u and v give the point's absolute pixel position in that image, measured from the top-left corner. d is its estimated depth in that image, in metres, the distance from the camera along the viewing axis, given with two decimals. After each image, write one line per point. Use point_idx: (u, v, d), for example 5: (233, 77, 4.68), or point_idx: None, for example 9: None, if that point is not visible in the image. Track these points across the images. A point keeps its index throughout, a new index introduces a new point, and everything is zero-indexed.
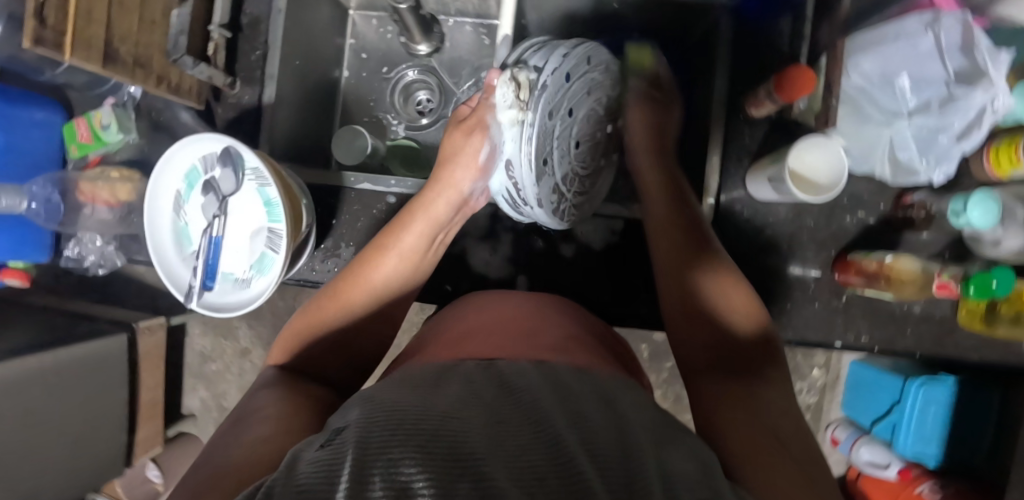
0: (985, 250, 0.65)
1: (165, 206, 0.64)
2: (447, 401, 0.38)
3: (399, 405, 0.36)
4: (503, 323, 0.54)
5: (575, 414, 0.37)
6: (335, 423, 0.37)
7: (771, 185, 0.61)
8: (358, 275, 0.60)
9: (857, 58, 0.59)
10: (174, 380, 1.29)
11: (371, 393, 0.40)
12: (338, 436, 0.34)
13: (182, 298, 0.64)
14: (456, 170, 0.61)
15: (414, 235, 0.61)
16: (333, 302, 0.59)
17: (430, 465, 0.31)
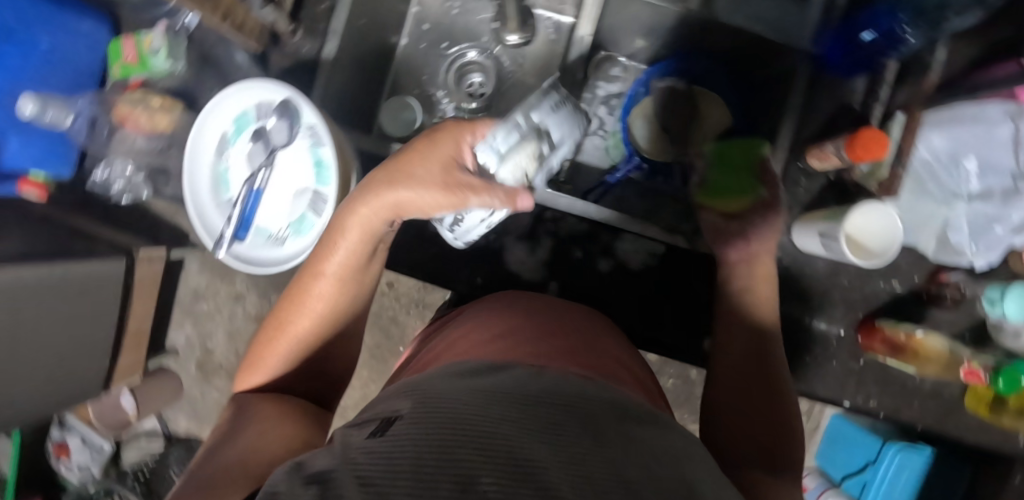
0: (1004, 340, 0.64)
1: (208, 148, 0.62)
2: (498, 401, 0.40)
3: (454, 405, 0.38)
4: (548, 324, 0.56)
5: (631, 436, 0.38)
6: (388, 413, 0.40)
7: (821, 240, 0.61)
8: (302, 294, 0.56)
9: (931, 132, 0.59)
10: (163, 312, 1.26)
11: (429, 386, 0.42)
12: (393, 430, 0.36)
13: (211, 245, 0.62)
14: (390, 189, 0.52)
15: (341, 252, 0.54)
16: (281, 329, 0.57)
17: (489, 466, 0.32)
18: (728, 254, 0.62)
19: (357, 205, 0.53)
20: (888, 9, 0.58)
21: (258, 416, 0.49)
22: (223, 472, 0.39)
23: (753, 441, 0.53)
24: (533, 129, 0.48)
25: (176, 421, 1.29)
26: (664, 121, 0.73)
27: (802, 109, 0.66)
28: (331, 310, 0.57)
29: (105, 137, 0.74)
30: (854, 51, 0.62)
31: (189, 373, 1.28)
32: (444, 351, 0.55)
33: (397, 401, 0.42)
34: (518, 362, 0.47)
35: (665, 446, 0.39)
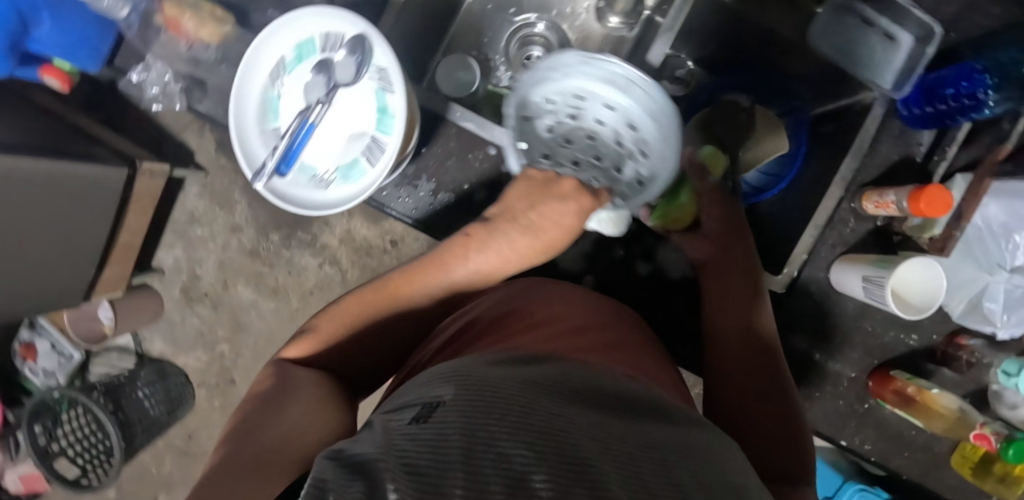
0: (1000, 408, 0.67)
1: (263, 69, 0.58)
2: (546, 396, 0.36)
3: (503, 392, 0.34)
4: (579, 315, 0.54)
5: (676, 446, 0.35)
6: (426, 396, 0.36)
7: (863, 284, 0.61)
8: (393, 290, 0.59)
9: (990, 200, 0.61)
10: (155, 229, 1.22)
11: (464, 370, 0.38)
12: (437, 415, 0.32)
13: (249, 174, 0.59)
14: (524, 238, 0.59)
15: (465, 272, 0.59)
16: (354, 316, 0.58)
17: (545, 465, 0.29)
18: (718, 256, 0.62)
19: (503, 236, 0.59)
20: (979, 70, 0.59)
21: (300, 394, 0.50)
22: (262, 461, 0.40)
23: (774, 446, 0.50)
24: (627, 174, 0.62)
25: (151, 341, 1.25)
26: (721, 134, 0.72)
27: (868, 148, 0.65)
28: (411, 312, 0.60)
29: (147, 34, 0.68)
30: (932, 104, 0.62)
31: (172, 296, 1.24)
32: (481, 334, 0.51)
33: (433, 384, 0.38)
34: (554, 358, 0.44)
35: (712, 455, 0.36)
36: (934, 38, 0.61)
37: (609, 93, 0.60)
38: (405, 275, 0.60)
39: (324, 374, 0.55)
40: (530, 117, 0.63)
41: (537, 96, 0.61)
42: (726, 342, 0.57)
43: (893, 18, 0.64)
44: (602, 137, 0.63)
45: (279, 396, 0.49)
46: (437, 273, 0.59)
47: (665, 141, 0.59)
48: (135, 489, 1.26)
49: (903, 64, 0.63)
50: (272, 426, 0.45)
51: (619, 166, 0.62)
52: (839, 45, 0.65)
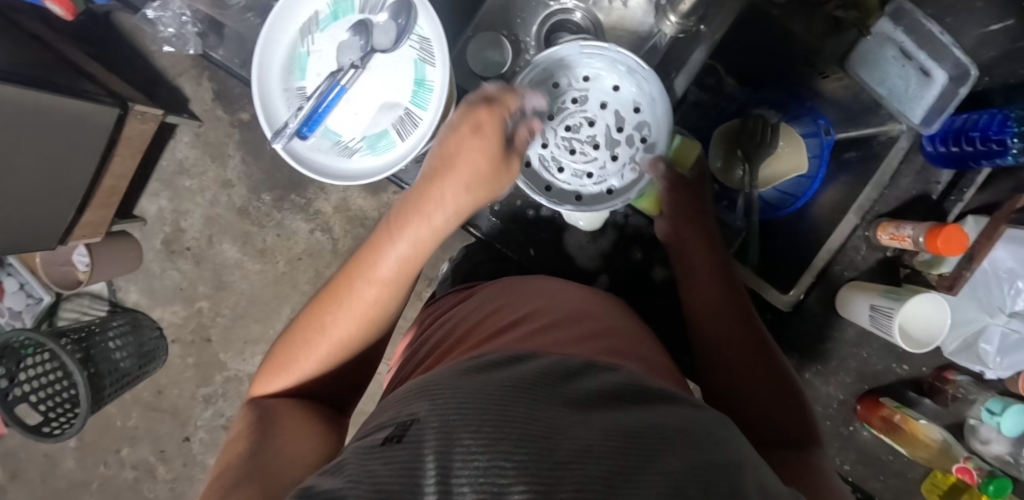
0: (974, 444, 0.69)
1: (295, 23, 0.53)
2: (524, 389, 0.34)
3: (478, 394, 0.32)
4: (562, 298, 0.53)
5: (662, 420, 0.33)
6: (401, 413, 0.34)
7: (871, 312, 0.63)
8: (342, 295, 0.52)
9: (1001, 245, 0.61)
10: (141, 176, 1.16)
11: (438, 379, 0.36)
12: (408, 437, 0.30)
13: (268, 135, 0.54)
14: (445, 182, 0.50)
15: (394, 259, 0.51)
16: (316, 332, 0.52)
17: (521, 473, 0.27)
18: (686, 239, 0.62)
19: (426, 211, 0.50)
20: (1011, 119, 0.59)
21: (271, 426, 0.48)
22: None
23: (779, 416, 0.51)
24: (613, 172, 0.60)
25: (126, 291, 1.20)
26: (743, 146, 0.72)
27: (889, 180, 0.66)
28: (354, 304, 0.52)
29: None
30: (958, 145, 0.63)
31: (153, 247, 1.19)
32: (472, 332, 0.48)
33: (408, 398, 0.36)
34: (536, 353, 0.41)
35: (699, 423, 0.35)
36: (969, 79, 0.62)
37: (617, 79, 0.58)
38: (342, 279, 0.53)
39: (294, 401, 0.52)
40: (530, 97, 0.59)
41: (539, 77, 0.59)
42: (709, 326, 0.57)
43: (931, 53, 0.65)
44: (600, 123, 0.60)
45: (249, 432, 0.48)
46: (371, 269, 0.51)
47: (663, 135, 0.58)
48: (96, 441, 1.22)
49: (934, 102, 0.64)
50: (242, 480, 0.41)
51: (614, 155, 0.60)
52: (875, 74, 0.65)
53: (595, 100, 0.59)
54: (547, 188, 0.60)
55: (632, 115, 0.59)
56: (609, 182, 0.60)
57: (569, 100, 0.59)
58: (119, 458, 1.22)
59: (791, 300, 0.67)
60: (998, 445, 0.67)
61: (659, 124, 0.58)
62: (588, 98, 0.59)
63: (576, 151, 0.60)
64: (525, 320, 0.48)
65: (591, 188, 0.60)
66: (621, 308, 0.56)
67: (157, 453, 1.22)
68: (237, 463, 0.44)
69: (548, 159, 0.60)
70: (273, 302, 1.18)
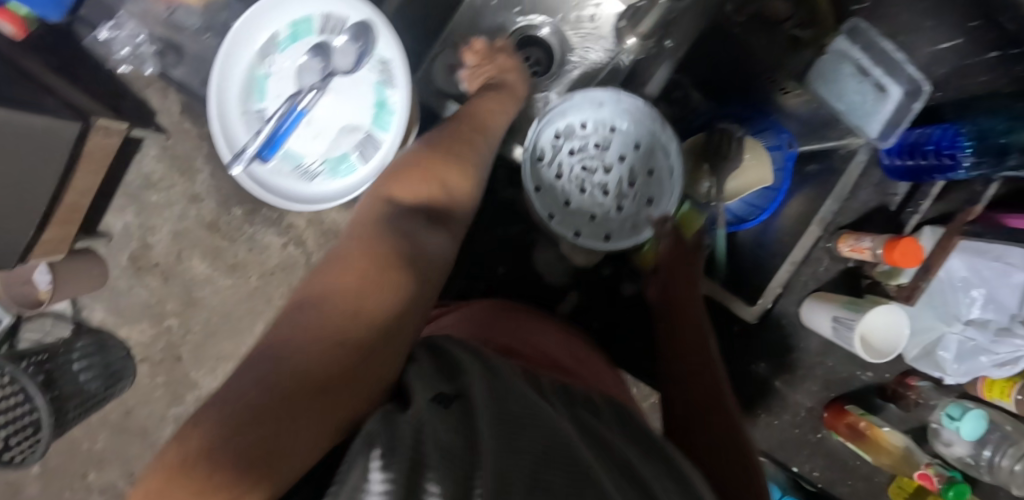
0: (938, 445, 0.71)
1: (253, 45, 0.52)
2: (548, 406, 0.35)
3: (517, 397, 0.32)
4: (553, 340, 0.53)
5: (656, 466, 0.35)
6: (445, 382, 0.33)
7: (833, 324, 0.64)
8: (427, 172, 0.48)
9: (955, 256, 0.63)
10: (105, 192, 1.13)
11: (482, 365, 0.36)
12: (463, 409, 0.30)
13: (227, 159, 0.53)
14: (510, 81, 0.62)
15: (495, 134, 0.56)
16: (411, 187, 0.47)
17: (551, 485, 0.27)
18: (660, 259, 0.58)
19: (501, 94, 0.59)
20: (961, 134, 0.62)
21: (388, 264, 0.38)
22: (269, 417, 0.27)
23: (719, 448, 0.42)
24: (617, 222, 0.61)
25: (91, 310, 1.17)
26: (708, 160, 0.71)
27: (847, 191, 0.68)
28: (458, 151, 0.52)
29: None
30: (912, 158, 0.65)
31: (119, 264, 1.16)
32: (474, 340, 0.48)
33: (451, 369, 0.35)
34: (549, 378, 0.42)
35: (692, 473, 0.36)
36: (922, 94, 0.64)
37: (639, 134, 0.60)
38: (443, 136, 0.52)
39: (407, 222, 0.43)
40: (558, 132, 0.60)
41: (572, 116, 0.60)
42: (673, 334, 0.53)
43: (886, 70, 0.66)
44: (615, 173, 0.62)
45: (351, 257, 0.38)
46: (473, 124, 0.55)
47: (671, 198, 0.60)
48: (61, 466, 1.18)
49: (889, 117, 0.65)
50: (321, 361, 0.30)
51: (621, 206, 0.61)
52: (832, 90, 0.67)
53: (616, 149, 0.61)
54: (551, 216, 0.60)
55: (644, 171, 0.61)
56: (609, 229, 0.61)
57: (593, 143, 0.61)
58: (86, 482, 1.19)
59: (758, 311, 0.69)
60: (960, 447, 0.70)
61: (668, 185, 0.60)
62: (611, 146, 0.61)
63: (586, 192, 0.61)
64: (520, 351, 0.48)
65: (591, 227, 0.61)
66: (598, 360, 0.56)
67: (126, 476, 1.18)
68: (335, 304, 0.34)
69: (558, 191, 0.61)
70: (245, 318, 1.16)
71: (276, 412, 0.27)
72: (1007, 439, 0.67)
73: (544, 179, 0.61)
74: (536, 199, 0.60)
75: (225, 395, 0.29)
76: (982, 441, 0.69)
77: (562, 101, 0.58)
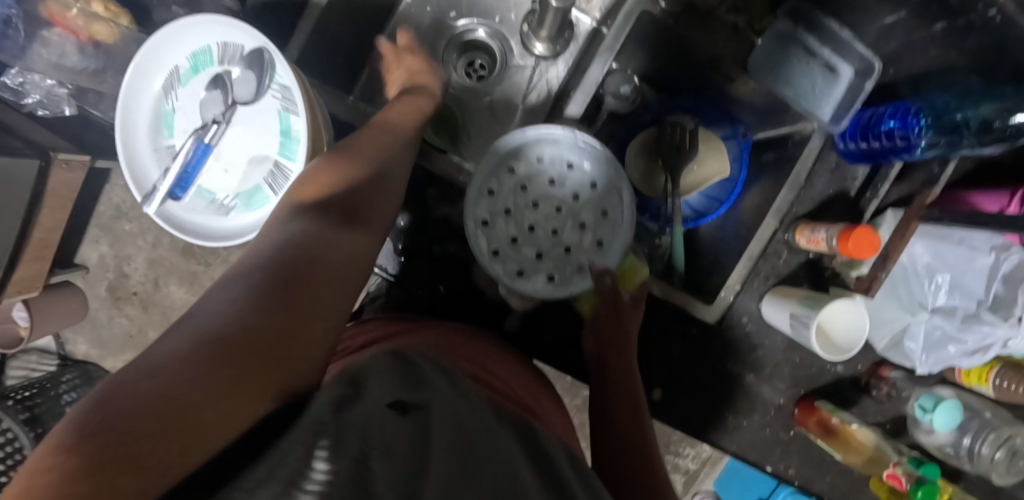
0: (919, 434, 0.67)
1: (155, 82, 0.51)
2: (497, 423, 0.35)
3: (465, 411, 0.33)
4: (502, 365, 0.51)
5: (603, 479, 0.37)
6: (402, 391, 0.33)
7: (791, 320, 0.61)
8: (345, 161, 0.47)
9: (916, 241, 0.60)
10: (77, 224, 1.14)
11: (429, 379, 0.36)
12: (413, 418, 0.29)
13: (139, 199, 0.52)
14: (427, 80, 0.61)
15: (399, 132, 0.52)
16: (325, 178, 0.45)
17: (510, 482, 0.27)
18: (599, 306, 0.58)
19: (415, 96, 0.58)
20: (914, 110, 0.58)
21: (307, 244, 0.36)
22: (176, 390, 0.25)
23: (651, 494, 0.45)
24: (561, 265, 0.58)
25: (75, 343, 1.18)
26: (664, 156, 0.70)
27: (803, 179, 0.64)
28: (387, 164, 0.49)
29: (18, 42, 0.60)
30: (866, 140, 0.61)
31: (98, 294, 1.17)
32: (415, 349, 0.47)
33: (400, 384, 0.34)
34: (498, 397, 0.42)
35: None
36: (874, 73, 0.61)
37: (597, 172, 0.58)
38: (375, 154, 0.49)
39: (329, 224, 0.40)
40: (512, 164, 0.58)
41: (529, 149, 0.57)
42: (610, 389, 0.54)
43: (834, 49, 0.63)
44: (566, 212, 0.59)
45: (258, 262, 0.35)
46: (382, 132, 0.51)
47: (621, 244, 0.58)
48: None
49: (843, 97, 0.63)
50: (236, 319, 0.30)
51: (569, 248, 0.59)
52: (781, 75, 0.64)
53: (569, 188, 0.59)
54: (493, 254, 0.57)
55: (597, 211, 0.58)
56: (553, 271, 0.58)
57: (547, 177, 0.58)
58: None
59: (720, 310, 0.67)
60: (941, 436, 0.66)
61: (622, 230, 0.58)
62: (564, 184, 0.58)
63: (534, 230, 0.58)
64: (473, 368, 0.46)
65: (535, 267, 0.58)
66: (535, 383, 0.53)
67: None
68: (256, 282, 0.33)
69: (505, 225, 0.58)
70: None
71: (158, 417, 0.24)
72: (987, 426, 0.65)
73: (490, 212, 0.57)
74: (475, 237, 0.55)
75: (87, 406, 0.25)
76: (961, 428, 0.66)
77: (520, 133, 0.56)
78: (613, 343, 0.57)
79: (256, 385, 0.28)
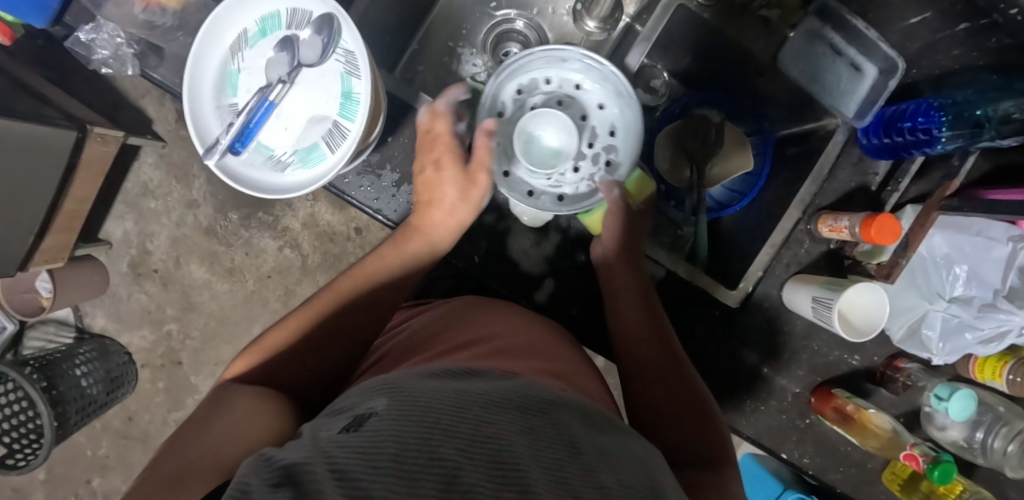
0: (932, 431, 0.69)
1: (224, 42, 0.54)
2: (473, 395, 0.36)
3: (430, 395, 0.34)
4: (526, 327, 0.54)
5: (594, 427, 0.37)
6: (358, 411, 0.35)
7: (813, 304, 0.63)
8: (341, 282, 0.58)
9: (935, 232, 0.63)
10: (104, 200, 1.15)
11: (395, 380, 0.37)
12: (367, 425, 0.31)
13: (200, 152, 0.54)
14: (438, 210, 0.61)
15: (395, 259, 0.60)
16: (334, 291, 0.57)
17: (468, 460, 0.28)
18: (613, 259, 0.61)
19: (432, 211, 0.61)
20: (936, 107, 0.61)
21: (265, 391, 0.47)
22: (171, 482, 0.34)
23: (694, 438, 0.52)
24: (570, 184, 0.61)
25: (93, 317, 1.19)
26: (690, 149, 0.74)
27: (827, 172, 0.67)
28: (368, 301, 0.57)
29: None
30: (889, 136, 0.65)
31: (119, 270, 1.18)
32: (422, 344, 0.51)
33: (370, 397, 0.37)
34: (482, 367, 0.43)
35: (634, 448, 0.37)
36: (897, 71, 0.65)
37: (604, 92, 0.61)
38: (352, 290, 0.58)
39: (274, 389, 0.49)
40: (518, 87, 0.62)
41: (535, 71, 0.61)
42: (635, 351, 0.58)
43: (860, 50, 0.67)
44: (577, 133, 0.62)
45: (214, 411, 0.45)
46: (361, 282, 0.58)
47: (629, 158, 0.60)
48: (66, 472, 1.21)
49: (866, 95, 0.67)
50: (195, 446, 0.39)
51: (579, 168, 0.61)
52: (808, 71, 0.69)
53: (577, 106, 0.62)
54: (506, 175, 0.61)
55: (605, 129, 0.62)
56: (564, 189, 0.60)
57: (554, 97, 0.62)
58: (90, 488, 1.21)
59: (739, 295, 0.69)
60: (954, 431, 0.68)
61: (628, 146, 0.61)
62: (571, 104, 0.62)
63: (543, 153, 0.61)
64: (467, 344, 0.48)
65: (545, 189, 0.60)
66: (564, 340, 0.56)
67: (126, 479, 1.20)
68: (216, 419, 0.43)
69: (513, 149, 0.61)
70: (242, 321, 1.18)
71: None
72: (1000, 420, 0.67)
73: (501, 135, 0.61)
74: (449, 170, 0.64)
75: None
76: (975, 423, 0.68)
77: (525, 54, 0.59)
78: (631, 295, 0.60)
79: (199, 476, 0.34)
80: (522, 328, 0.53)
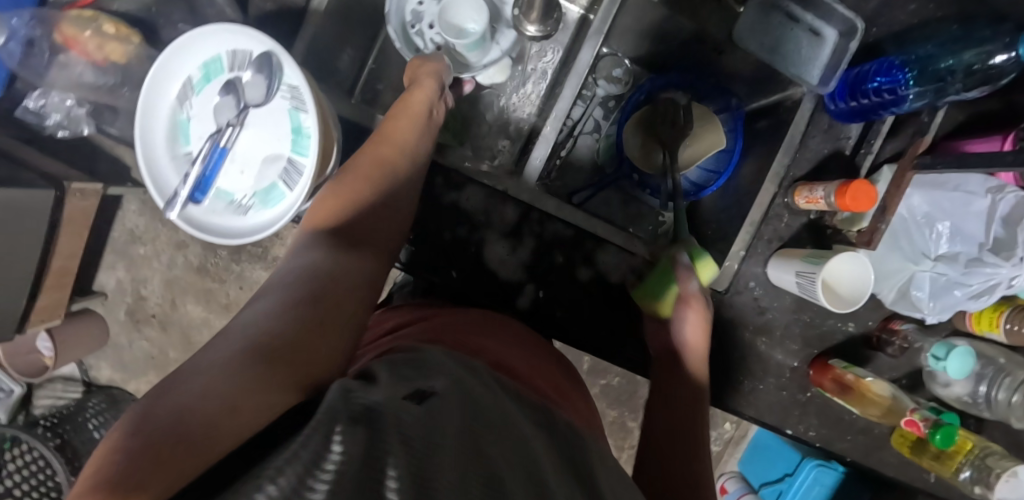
0: (936, 388, 0.69)
1: (169, 92, 0.53)
2: (514, 417, 0.39)
3: (482, 406, 0.37)
4: (553, 376, 0.54)
5: (617, 478, 0.39)
6: (418, 383, 0.36)
7: (798, 280, 0.63)
8: (375, 153, 0.56)
9: (913, 192, 0.62)
10: (93, 251, 1.16)
11: (455, 374, 0.40)
12: (430, 404, 0.33)
13: (161, 205, 0.53)
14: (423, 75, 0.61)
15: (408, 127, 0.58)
16: (371, 166, 0.55)
17: (512, 476, 0.31)
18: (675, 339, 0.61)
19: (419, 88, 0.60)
20: (898, 65, 0.60)
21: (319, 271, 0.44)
22: (238, 395, 0.32)
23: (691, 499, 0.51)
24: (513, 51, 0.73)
25: (98, 369, 1.20)
26: (660, 132, 0.73)
27: (798, 142, 0.66)
28: (390, 185, 0.55)
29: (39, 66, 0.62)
30: (855, 99, 0.63)
31: (117, 319, 1.19)
32: (457, 335, 0.52)
33: (431, 377, 0.39)
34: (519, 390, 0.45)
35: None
36: (857, 32, 0.63)
37: None
38: (376, 177, 0.55)
39: (334, 253, 0.47)
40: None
41: None
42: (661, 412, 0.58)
43: (818, 13, 0.66)
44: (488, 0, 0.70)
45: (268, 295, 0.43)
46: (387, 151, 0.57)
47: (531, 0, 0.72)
48: None
49: (829, 59, 0.64)
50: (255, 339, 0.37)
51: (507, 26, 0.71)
52: (767, 42, 0.66)
53: None
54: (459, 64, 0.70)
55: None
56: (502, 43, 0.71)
57: None
58: None
59: (727, 276, 0.69)
60: (958, 386, 0.67)
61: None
62: None
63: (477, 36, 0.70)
64: (502, 364, 0.49)
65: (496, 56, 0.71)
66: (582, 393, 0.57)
67: None
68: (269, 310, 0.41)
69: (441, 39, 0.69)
70: None
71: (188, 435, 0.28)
72: (1002, 371, 0.66)
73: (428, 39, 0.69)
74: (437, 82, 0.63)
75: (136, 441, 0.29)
76: (977, 376, 0.67)
77: None
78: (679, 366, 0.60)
79: (277, 390, 0.33)
80: (535, 363, 0.53)
